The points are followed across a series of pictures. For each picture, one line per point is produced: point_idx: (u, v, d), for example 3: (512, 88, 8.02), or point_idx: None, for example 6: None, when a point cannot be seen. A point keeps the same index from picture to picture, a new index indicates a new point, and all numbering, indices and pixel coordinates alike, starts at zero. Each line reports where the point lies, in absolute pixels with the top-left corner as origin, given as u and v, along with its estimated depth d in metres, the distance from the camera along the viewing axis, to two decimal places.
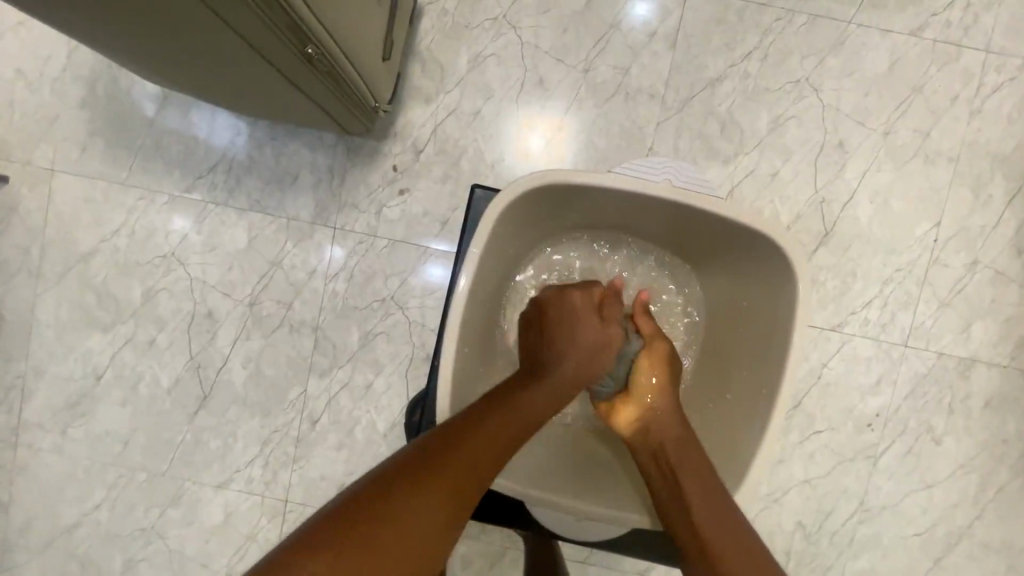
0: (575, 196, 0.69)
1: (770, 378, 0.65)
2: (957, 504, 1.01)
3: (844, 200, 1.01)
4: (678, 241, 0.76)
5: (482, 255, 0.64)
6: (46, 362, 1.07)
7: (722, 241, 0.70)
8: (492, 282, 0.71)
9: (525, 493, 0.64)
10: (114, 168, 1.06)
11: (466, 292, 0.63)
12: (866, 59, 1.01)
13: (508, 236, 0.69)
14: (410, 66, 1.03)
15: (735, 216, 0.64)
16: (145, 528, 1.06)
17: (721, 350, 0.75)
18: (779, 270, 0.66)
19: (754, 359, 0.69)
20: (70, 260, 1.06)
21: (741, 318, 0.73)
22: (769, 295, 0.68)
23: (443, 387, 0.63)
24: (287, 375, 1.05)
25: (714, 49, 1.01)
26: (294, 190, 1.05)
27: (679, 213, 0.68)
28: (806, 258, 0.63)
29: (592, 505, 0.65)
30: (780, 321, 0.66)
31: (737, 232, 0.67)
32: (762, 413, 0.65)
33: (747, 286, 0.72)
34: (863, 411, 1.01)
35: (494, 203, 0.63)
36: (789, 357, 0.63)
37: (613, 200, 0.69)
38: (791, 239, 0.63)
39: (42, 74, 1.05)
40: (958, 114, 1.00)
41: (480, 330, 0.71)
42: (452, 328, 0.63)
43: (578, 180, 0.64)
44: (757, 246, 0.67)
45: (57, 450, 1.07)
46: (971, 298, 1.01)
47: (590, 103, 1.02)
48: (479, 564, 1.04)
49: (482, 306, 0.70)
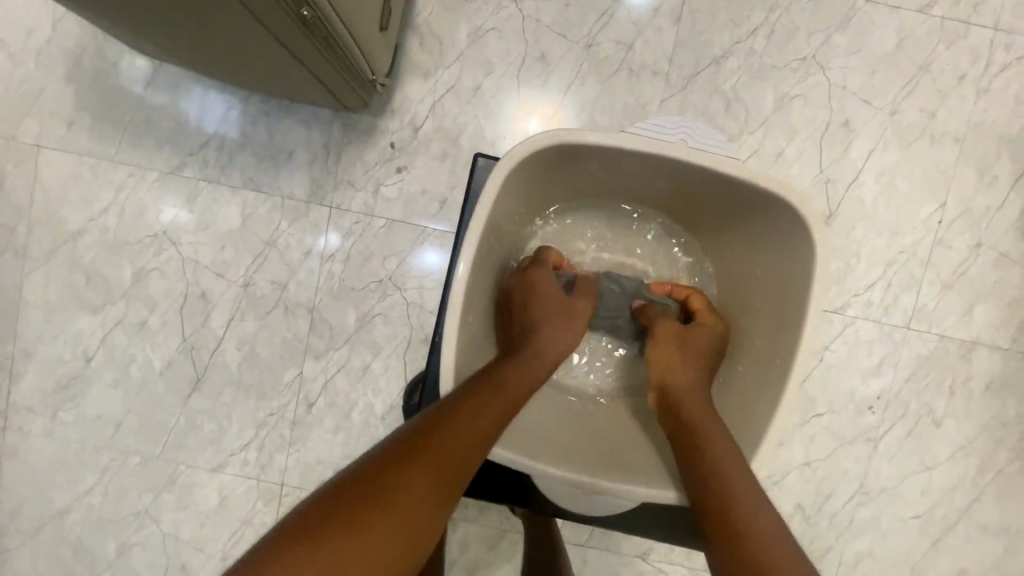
0: (581, 159, 0.67)
1: (784, 347, 0.64)
2: (956, 486, 1.01)
3: (848, 179, 0.99)
4: (686, 208, 0.74)
5: (485, 224, 0.62)
6: (35, 343, 1.04)
7: (732, 205, 0.69)
8: (496, 254, 0.70)
9: (545, 471, 0.62)
10: (103, 144, 1.03)
11: (473, 255, 0.61)
12: (874, 36, 0.99)
13: (513, 201, 0.67)
14: (408, 40, 1.01)
15: (754, 179, 0.62)
16: (139, 512, 1.05)
17: (731, 320, 0.75)
18: (794, 234, 0.64)
19: (767, 329, 0.68)
20: (58, 240, 1.03)
21: (752, 287, 0.72)
22: (782, 262, 0.67)
23: (448, 355, 0.61)
24: (283, 357, 1.03)
25: (719, 25, 0.99)
26: (288, 168, 1.02)
27: (691, 176, 0.67)
28: (822, 219, 0.62)
29: (611, 481, 0.63)
30: (795, 289, 0.65)
31: (751, 195, 0.65)
32: (776, 382, 0.64)
33: (759, 253, 0.70)
34: (863, 394, 1.01)
35: (499, 168, 0.61)
36: (805, 321, 0.62)
37: (624, 163, 0.67)
38: (811, 204, 0.62)
39: (26, 46, 1.02)
40: (965, 94, 0.99)
41: (485, 303, 0.70)
42: (456, 295, 0.61)
43: (587, 140, 0.62)
44: (772, 210, 0.65)
45: (47, 434, 1.05)
46: (973, 281, 1.00)
47: (592, 81, 1.00)
48: (477, 548, 1.03)
49: (486, 280, 0.68)
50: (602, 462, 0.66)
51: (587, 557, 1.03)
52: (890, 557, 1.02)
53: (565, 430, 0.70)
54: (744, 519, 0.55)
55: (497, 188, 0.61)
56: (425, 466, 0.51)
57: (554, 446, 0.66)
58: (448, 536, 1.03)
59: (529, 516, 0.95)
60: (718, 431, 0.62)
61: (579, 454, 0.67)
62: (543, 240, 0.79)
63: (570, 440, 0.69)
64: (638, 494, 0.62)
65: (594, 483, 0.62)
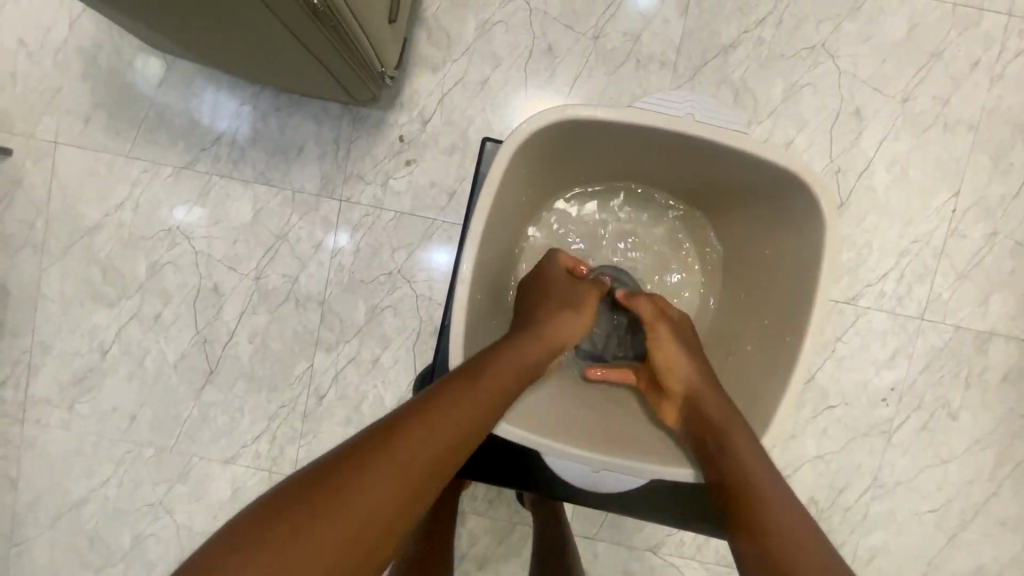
0: (588, 136, 0.67)
1: (793, 325, 0.64)
2: (972, 481, 1.00)
3: (859, 169, 0.98)
4: (695, 188, 0.74)
5: (495, 197, 0.62)
6: (53, 336, 1.06)
7: (742, 182, 0.69)
8: (505, 231, 0.70)
9: (550, 445, 0.60)
10: (118, 141, 1.04)
11: (484, 228, 0.62)
12: (885, 24, 0.98)
13: (521, 178, 0.68)
14: (416, 34, 1.01)
15: (766, 154, 0.62)
16: (153, 504, 1.06)
17: (739, 299, 0.75)
18: (807, 210, 0.64)
19: (777, 308, 0.68)
20: (75, 235, 1.05)
21: (762, 265, 0.72)
22: (790, 241, 0.67)
23: (457, 329, 0.61)
24: (294, 350, 1.04)
25: (727, 14, 0.99)
26: (299, 161, 1.03)
27: (700, 154, 0.66)
28: (835, 195, 0.62)
29: (624, 458, 0.61)
30: (806, 265, 0.64)
31: (762, 172, 0.65)
32: (785, 358, 0.64)
33: (768, 233, 0.70)
34: (877, 385, 1.00)
35: (510, 141, 0.61)
36: (815, 299, 0.62)
37: (634, 140, 0.67)
38: (822, 179, 0.61)
39: (45, 45, 1.04)
40: (979, 80, 0.98)
41: (491, 279, 0.70)
42: (466, 271, 0.61)
43: (596, 115, 0.63)
44: (782, 186, 0.65)
45: (65, 426, 1.06)
46: (990, 271, 0.98)
47: (599, 72, 1.00)
48: (487, 542, 1.03)
49: (494, 257, 0.68)
50: (613, 441, 0.64)
51: (597, 551, 1.02)
52: (905, 552, 1.01)
53: (571, 406, 0.70)
54: (776, 537, 0.51)
55: (506, 161, 0.61)
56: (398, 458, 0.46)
57: (573, 428, 0.65)
58: (458, 529, 1.03)
59: (537, 507, 0.95)
60: (745, 438, 0.58)
61: (590, 431, 0.66)
62: (551, 226, 0.80)
63: (588, 422, 0.68)
64: (651, 472, 0.61)
65: (610, 460, 0.61)
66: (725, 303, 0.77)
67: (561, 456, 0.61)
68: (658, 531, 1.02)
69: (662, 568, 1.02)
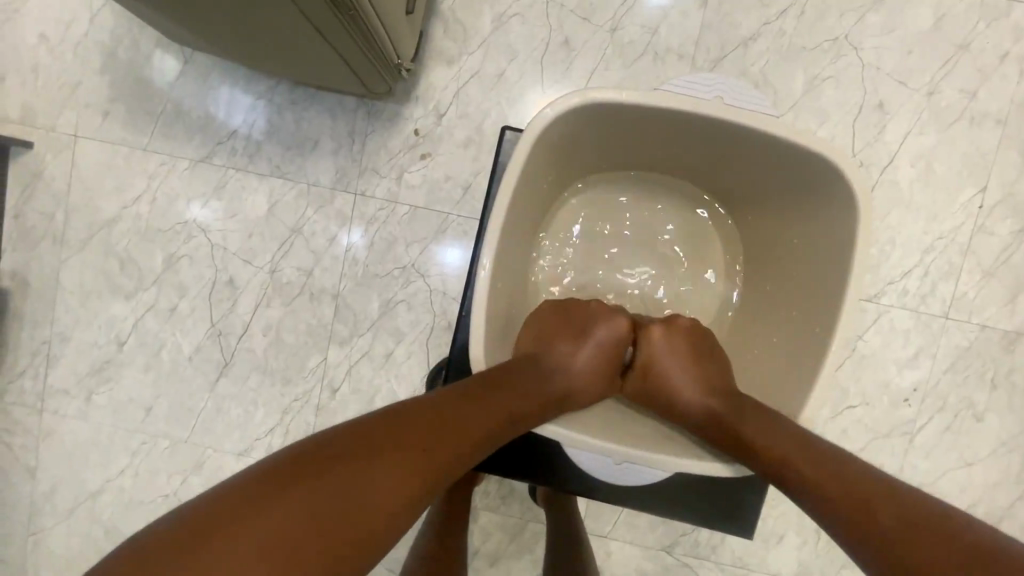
0: (614, 120, 0.66)
1: (825, 316, 0.62)
2: (998, 483, 0.97)
3: (883, 163, 0.96)
4: (722, 177, 0.73)
5: (517, 183, 0.61)
6: (72, 328, 1.07)
7: (771, 170, 0.67)
8: (526, 219, 0.70)
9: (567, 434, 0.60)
10: (136, 134, 1.05)
11: (506, 215, 0.61)
12: (909, 15, 0.96)
13: (542, 164, 0.67)
14: (433, 27, 1.01)
15: (797, 141, 0.61)
16: (168, 495, 1.06)
17: (767, 290, 0.73)
18: (837, 197, 0.62)
19: (807, 296, 0.66)
20: (94, 227, 1.06)
21: (792, 255, 0.70)
22: (821, 230, 0.65)
23: (477, 319, 0.60)
24: (308, 343, 1.04)
25: (748, 6, 0.97)
26: (314, 155, 1.03)
27: (728, 139, 0.65)
28: (866, 182, 0.60)
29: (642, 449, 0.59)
30: (837, 254, 0.63)
31: (793, 158, 0.63)
32: (814, 350, 0.62)
33: (798, 222, 0.69)
34: (899, 385, 0.97)
35: (532, 126, 0.60)
36: (845, 293, 0.60)
37: (660, 125, 0.66)
38: (856, 165, 0.60)
39: (65, 39, 1.05)
40: (1008, 72, 0.95)
41: (513, 267, 0.69)
42: (487, 258, 0.60)
43: (621, 100, 0.62)
44: (811, 172, 0.63)
45: (82, 417, 1.07)
46: (1018, 269, 0.96)
47: (616, 65, 0.99)
48: (499, 538, 1.02)
49: (514, 247, 0.68)
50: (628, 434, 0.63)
51: (610, 550, 1.01)
52: None
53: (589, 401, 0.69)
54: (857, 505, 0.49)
55: (529, 147, 0.61)
56: (393, 470, 0.47)
57: (589, 421, 0.64)
58: (471, 525, 1.02)
59: (551, 504, 0.95)
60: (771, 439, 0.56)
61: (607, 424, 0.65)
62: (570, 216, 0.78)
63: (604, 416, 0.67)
64: (670, 462, 0.59)
65: (627, 451, 0.59)
66: (754, 294, 0.76)
67: (578, 445, 0.59)
68: (673, 530, 1.01)
69: (676, 568, 1.00)
